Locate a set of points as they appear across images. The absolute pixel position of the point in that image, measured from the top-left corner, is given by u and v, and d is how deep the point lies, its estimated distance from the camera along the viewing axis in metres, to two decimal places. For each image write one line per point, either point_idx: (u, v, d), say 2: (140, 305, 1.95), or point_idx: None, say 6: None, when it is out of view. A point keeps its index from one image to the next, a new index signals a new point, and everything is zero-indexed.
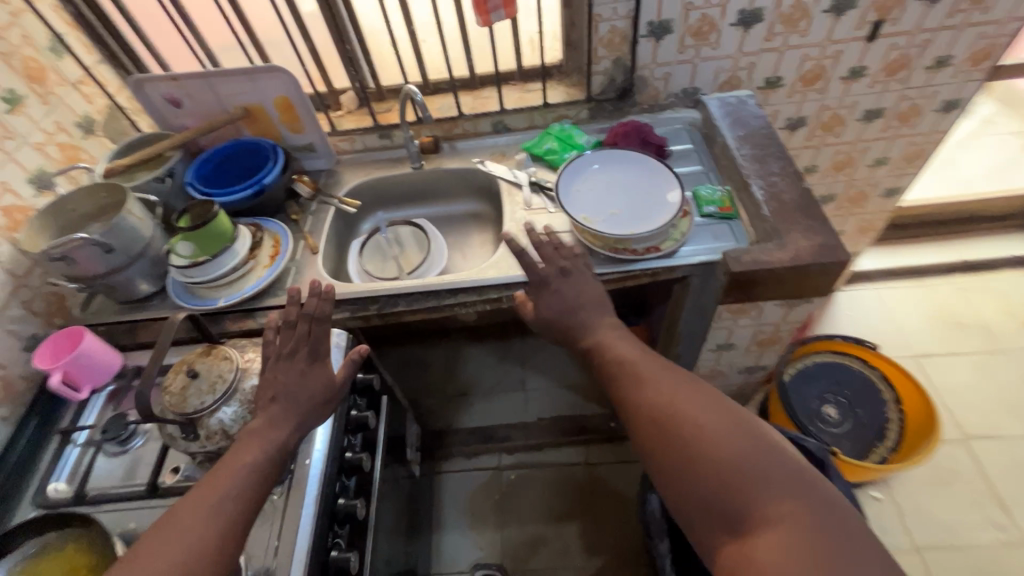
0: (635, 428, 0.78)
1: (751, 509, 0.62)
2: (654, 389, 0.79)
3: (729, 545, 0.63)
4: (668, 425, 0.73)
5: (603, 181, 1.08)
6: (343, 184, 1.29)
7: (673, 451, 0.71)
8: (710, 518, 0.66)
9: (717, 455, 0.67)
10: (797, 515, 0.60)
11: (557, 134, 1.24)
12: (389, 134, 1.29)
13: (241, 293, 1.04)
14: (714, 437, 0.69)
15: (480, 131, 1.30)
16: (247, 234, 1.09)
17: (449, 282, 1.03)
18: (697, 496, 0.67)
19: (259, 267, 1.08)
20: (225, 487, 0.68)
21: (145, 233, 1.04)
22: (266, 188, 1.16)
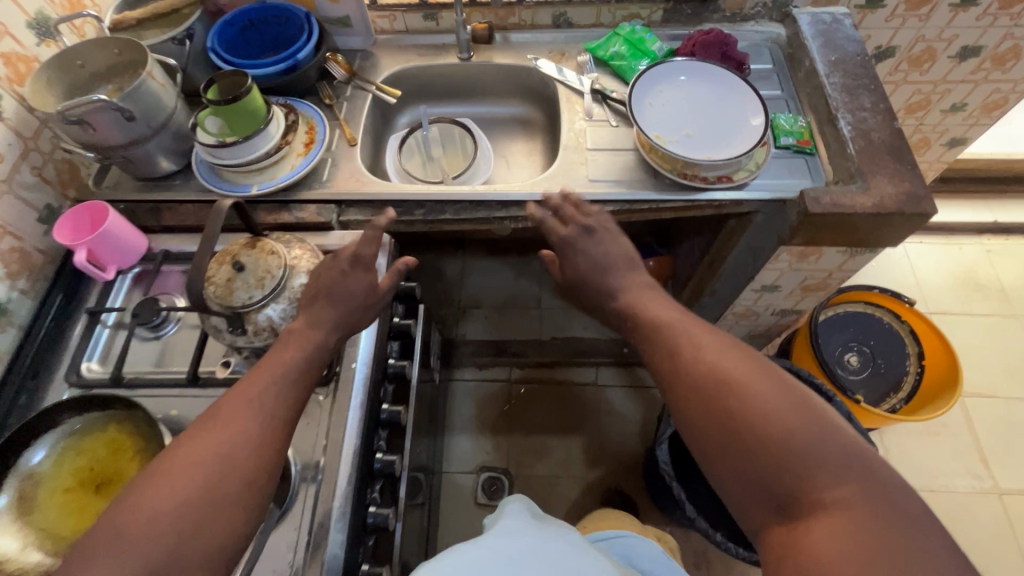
0: (674, 396, 0.70)
1: (810, 491, 0.56)
2: (703, 352, 0.70)
3: (779, 528, 0.58)
4: (714, 395, 0.65)
5: (680, 97, 0.98)
6: (381, 70, 1.16)
7: (723, 425, 0.63)
8: (760, 499, 0.60)
9: (771, 431, 0.60)
10: (858, 499, 0.54)
11: (626, 37, 1.11)
12: (437, 14, 1.15)
13: (275, 183, 0.95)
14: (771, 412, 0.61)
15: (539, 23, 1.16)
16: (280, 117, 0.99)
17: (501, 194, 0.96)
18: (746, 475, 0.60)
19: (295, 155, 1.00)
20: (255, 401, 0.65)
21: (167, 101, 0.93)
22: (300, 65, 1.04)
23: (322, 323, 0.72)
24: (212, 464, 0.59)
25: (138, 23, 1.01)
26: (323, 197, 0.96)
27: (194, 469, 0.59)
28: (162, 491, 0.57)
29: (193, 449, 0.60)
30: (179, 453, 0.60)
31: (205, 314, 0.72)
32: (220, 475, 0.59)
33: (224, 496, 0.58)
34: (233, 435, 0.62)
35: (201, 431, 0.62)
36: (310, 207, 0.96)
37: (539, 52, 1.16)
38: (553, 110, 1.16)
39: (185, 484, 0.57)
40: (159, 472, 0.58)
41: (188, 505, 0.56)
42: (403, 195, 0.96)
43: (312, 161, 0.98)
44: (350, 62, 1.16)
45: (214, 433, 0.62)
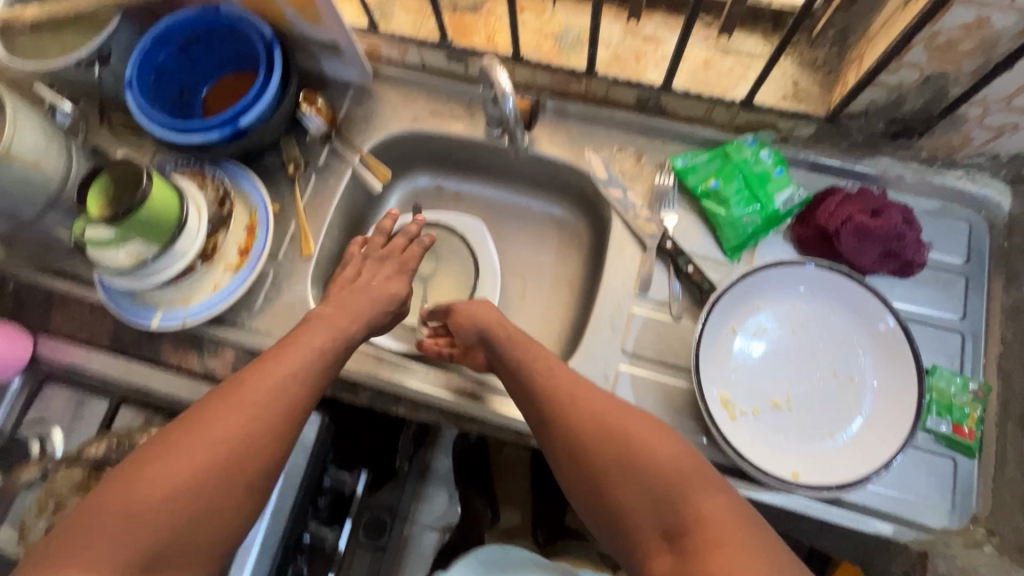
0: (542, 429, 0.58)
1: (691, 506, 0.49)
2: (562, 374, 0.60)
3: (665, 556, 0.48)
4: (585, 421, 0.56)
5: (781, 327, 0.61)
6: (377, 127, 0.81)
7: (599, 455, 0.53)
8: (641, 520, 0.50)
9: (650, 462, 0.52)
10: (733, 517, 0.48)
11: (740, 165, 0.71)
12: (466, 58, 0.76)
13: (184, 318, 0.70)
14: (650, 447, 0.53)
15: (616, 99, 0.76)
16: (203, 210, 0.70)
17: (478, 407, 0.68)
18: (632, 503, 0.51)
19: (224, 268, 0.72)
20: (310, 341, 0.60)
21: (48, 182, 0.67)
22: (248, 130, 0.71)
23: (349, 320, 0.64)
24: (272, 397, 0.54)
25: (36, 26, 0.70)
26: (248, 344, 0.71)
27: (249, 404, 0.53)
28: (221, 426, 0.51)
29: (263, 371, 0.56)
30: (259, 367, 0.56)
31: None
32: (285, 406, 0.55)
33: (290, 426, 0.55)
34: (260, 401, 0.53)
35: (252, 369, 0.56)
36: (226, 354, 0.71)
37: (604, 146, 0.77)
38: (603, 235, 0.79)
39: (242, 420, 0.52)
40: (228, 398, 0.53)
41: (246, 428, 0.52)
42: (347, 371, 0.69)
43: (238, 288, 0.71)
44: (336, 106, 0.82)
45: (260, 379, 0.55)
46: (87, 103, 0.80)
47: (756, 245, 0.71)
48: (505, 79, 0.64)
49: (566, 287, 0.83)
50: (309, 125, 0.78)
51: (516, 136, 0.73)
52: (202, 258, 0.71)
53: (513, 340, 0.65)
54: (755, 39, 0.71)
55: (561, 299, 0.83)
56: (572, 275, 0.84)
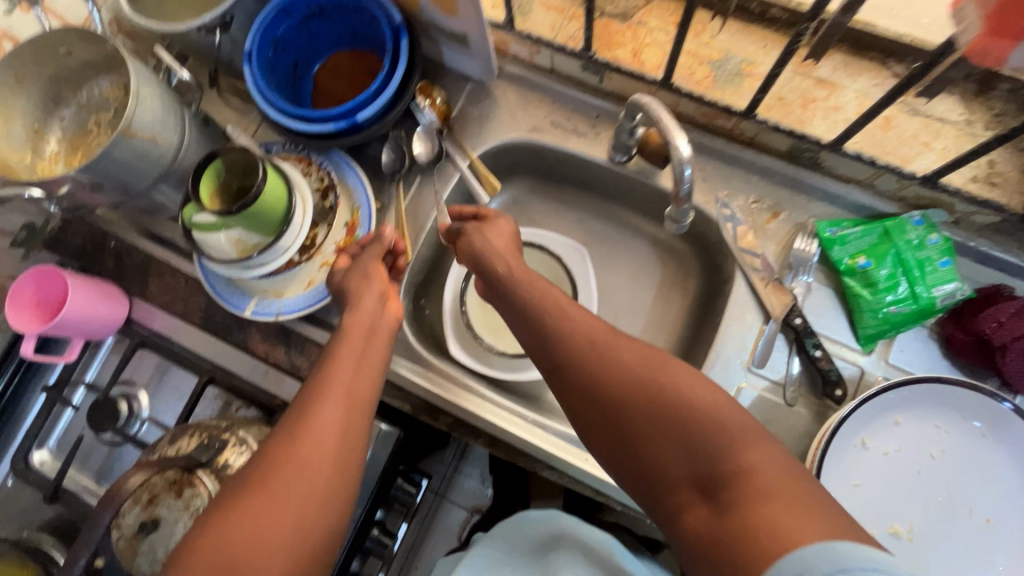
0: (558, 378, 0.52)
1: (726, 456, 0.42)
2: (586, 318, 0.53)
3: (697, 512, 0.42)
4: (602, 367, 0.49)
5: (916, 447, 0.55)
6: (491, 132, 0.75)
7: (621, 406, 0.47)
8: (674, 471, 0.44)
9: (679, 406, 0.45)
10: (784, 467, 0.41)
11: (900, 246, 0.62)
12: (604, 72, 0.68)
13: (277, 312, 0.69)
14: (666, 381, 0.46)
15: (765, 143, 0.67)
16: (308, 204, 0.68)
17: (560, 456, 0.65)
18: (659, 457, 0.45)
19: (321, 265, 0.70)
20: (340, 391, 0.50)
21: (162, 157, 0.65)
22: (363, 124, 0.66)
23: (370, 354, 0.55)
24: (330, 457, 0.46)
25: None
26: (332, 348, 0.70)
27: (303, 482, 0.45)
28: (274, 503, 0.43)
29: (304, 441, 0.46)
30: (293, 441, 0.47)
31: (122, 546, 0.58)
32: (340, 465, 0.47)
33: (347, 481, 0.47)
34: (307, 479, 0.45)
35: (296, 440, 0.46)
36: (313, 353, 0.70)
37: (740, 193, 0.69)
38: (717, 287, 0.73)
39: (297, 505, 0.44)
40: (273, 482, 0.44)
41: (292, 538, 0.43)
42: (433, 394, 0.68)
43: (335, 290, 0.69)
44: (451, 102, 0.76)
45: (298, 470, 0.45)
46: (201, 63, 0.77)
47: (895, 337, 0.63)
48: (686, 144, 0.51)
49: (662, 332, 0.78)
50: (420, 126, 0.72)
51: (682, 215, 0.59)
52: (301, 253, 0.68)
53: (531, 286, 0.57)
54: (951, 103, 0.60)
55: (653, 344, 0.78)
56: (670, 319, 0.78)
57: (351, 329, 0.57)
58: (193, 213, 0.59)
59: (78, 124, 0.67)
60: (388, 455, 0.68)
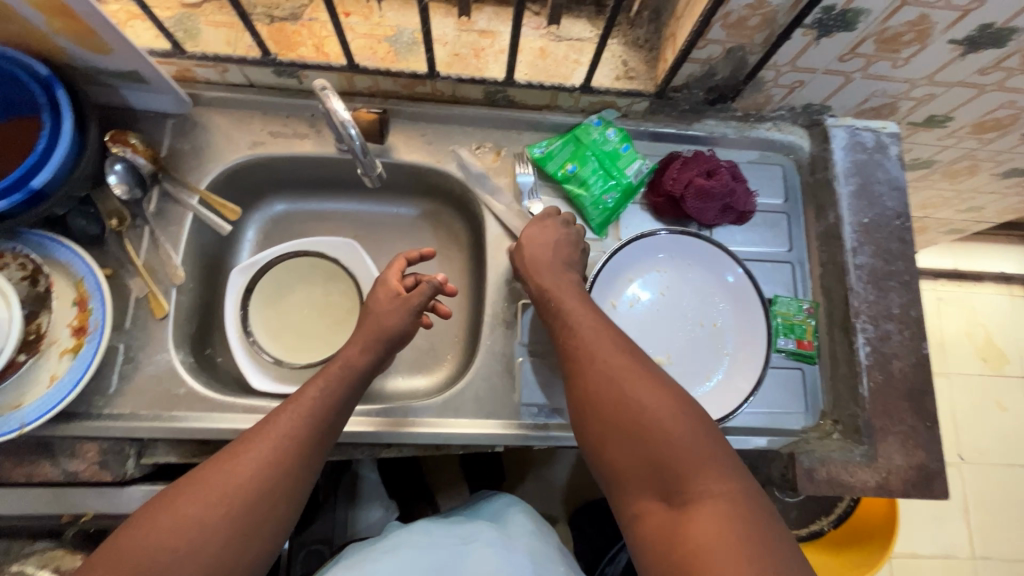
0: (568, 385, 0.56)
1: (691, 481, 0.46)
2: (598, 330, 0.57)
3: (656, 515, 0.47)
4: (602, 379, 0.53)
5: (648, 292, 0.68)
6: (213, 160, 0.73)
7: (603, 410, 0.51)
8: (638, 483, 0.48)
9: (650, 424, 0.49)
10: (733, 500, 0.44)
11: (591, 145, 0.75)
12: (297, 72, 0.71)
13: (19, 425, 0.58)
14: (642, 397, 0.50)
15: (464, 96, 0.75)
16: (12, 297, 0.58)
17: (388, 433, 0.67)
18: (621, 455, 0.50)
19: (60, 354, 0.62)
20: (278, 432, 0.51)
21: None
22: (46, 191, 0.60)
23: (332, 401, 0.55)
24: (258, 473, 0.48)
25: None
26: (108, 434, 0.63)
27: (209, 499, 0.46)
28: (196, 502, 0.46)
29: (199, 491, 0.46)
30: (186, 492, 0.46)
31: None
32: (257, 501, 0.47)
33: (278, 508, 0.48)
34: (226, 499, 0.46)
35: (220, 470, 0.48)
36: (90, 451, 0.63)
37: (462, 144, 0.77)
38: (479, 232, 0.80)
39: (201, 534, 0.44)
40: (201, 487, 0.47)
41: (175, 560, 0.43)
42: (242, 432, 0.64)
43: (87, 368, 0.61)
44: (156, 143, 0.72)
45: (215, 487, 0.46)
46: None
47: (619, 218, 0.76)
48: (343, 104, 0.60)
49: (456, 289, 0.83)
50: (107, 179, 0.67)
51: (368, 170, 0.68)
52: (25, 349, 0.60)
53: (552, 301, 0.62)
54: (581, 23, 0.74)
55: (451, 303, 0.83)
56: (459, 276, 0.84)
57: (301, 395, 0.55)
58: None
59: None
60: None
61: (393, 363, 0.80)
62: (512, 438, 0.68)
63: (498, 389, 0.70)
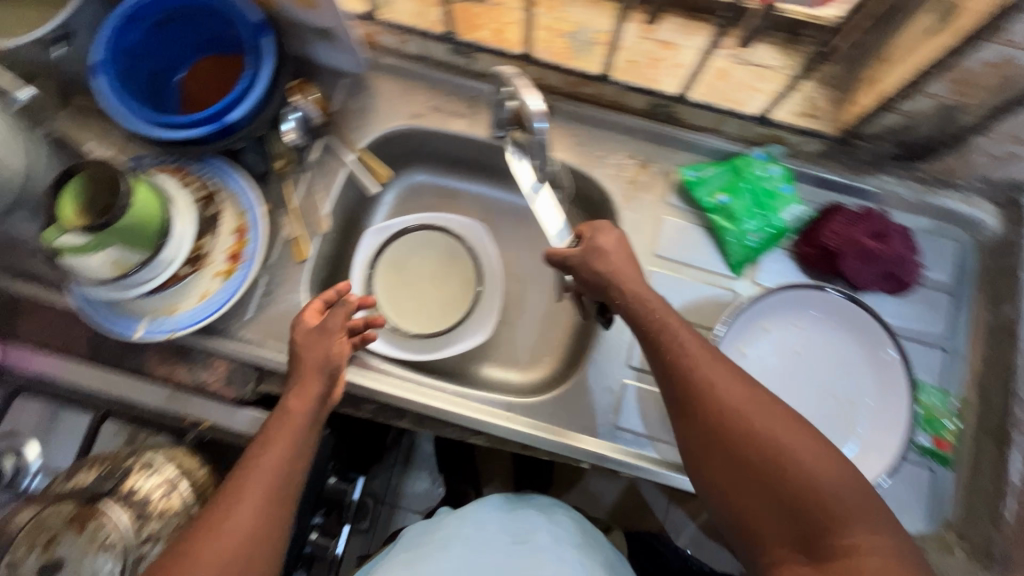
0: (678, 422, 0.54)
1: (837, 533, 0.47)
2: (711, 366, 0.54)
3: (795, 562, 0.48)
4: (730, 428, 0.51)
5: (783, 348, 0.63)
6: (374, 123, 0.76)
7: (732, 450, 0.51)
8: (771, 531, 0.49)
9: (787, 473, 0.48)
10: (885, 549, 0.46)
11: (749, 179, 0.71)
12: (470, 53, 0.72)
13: (171, 330, 0.66)
14: (780, 445, 0.49)
15: (626, 104, 0.73)
16: (188, 214, 0.65)
17: (481, 423, 0.67)
18: (753, 496, 0.49)
19: (212, 275, 0.68)
20: (256, 486, 0.52)
21: (11, 179, 0.61)
22: (234, 127, 0.65)
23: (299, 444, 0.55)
24: (227, 554, 0.49)
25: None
26: (238, 356, 0.68)
27: (198, 570, 0.47)
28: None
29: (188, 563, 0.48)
30: (174, 565, 0.48)
31: None
32: (245, 557, 0.49)
33: (261, 569, 0.50)
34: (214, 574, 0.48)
35: (203, 537, 0.49)
36: (219, 367, 0.68)
37: (612, 152, 0.75)
38: None
39: None
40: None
41: None
42: (351, 383, 0.67)
43: (233, 295, 0.67)
44: (329, 98, 0.76)
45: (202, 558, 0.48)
46: None
47: (759, 260, 0.72)
48: (537, 99, 0.57)
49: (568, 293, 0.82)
50: (283, 126, 0.70)
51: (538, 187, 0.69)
52: (188, 264, 0.66)
53: (651, 323, 0.57)
54: (769, 49, 0.69)
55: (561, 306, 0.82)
56: None
57: (268, 437, 0.54)
58: (56, 236, 0.55)
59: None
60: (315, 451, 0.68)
61: (492, 351, 0.80)
62: (602, 459, 0.67)
63: (595, 404, 0.69)
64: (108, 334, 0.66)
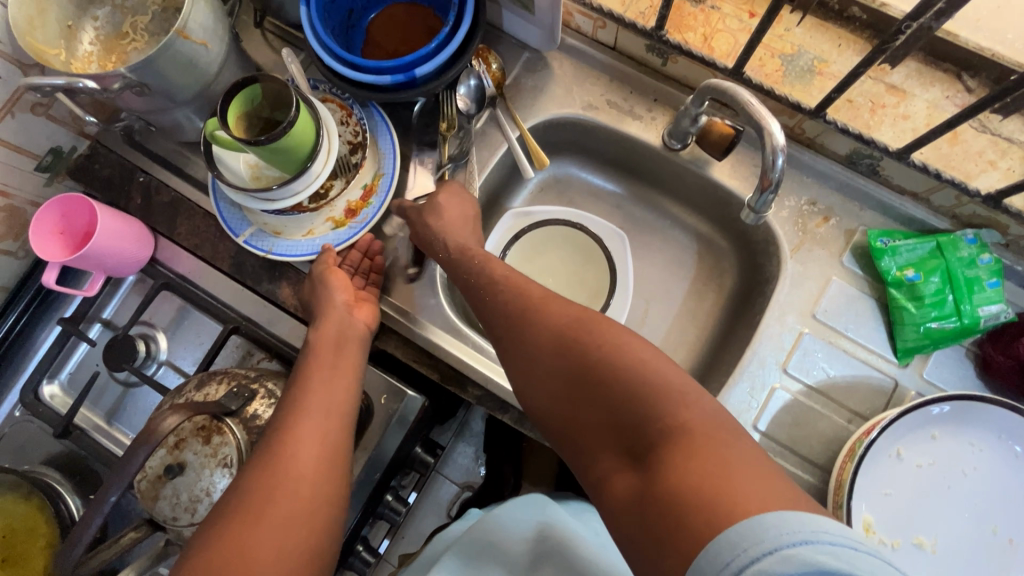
0: (520, 380, 0.51)
1: (658, 419, 0.40)
2: (532, 286, 0.55)
3: (626, 475, 0.40)
4: (541, 338, 0.49)
5: (950, 461, 0.56)
6: (544, 105, 0.73)
7: (553, 364, 0.48)
8: (607, 453, 0.43)
9: (608, 370, 0.44)
10: (715, 425, 0.39)
11: (951, 262, 0.62)
12: (669, 55, 0.66)
13: (269, 249, 0.68)
14: (598, 350, 0.45)
15: (825, 146, 0.66)
16: (331, 161, 0.64)
17: None
18: (605, 428, 0.43)
19: (326, 218, 0.68)
20: (315, 396, 0.54)
21: (207, 66, 0.62)
22: (416, 82, 0.64)
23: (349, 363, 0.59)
24: (316, 461, 0.50)
25: None
26: None
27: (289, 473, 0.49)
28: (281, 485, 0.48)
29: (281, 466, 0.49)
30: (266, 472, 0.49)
31: (154, 508, 0.53)
32: (326, 453, 0.51)
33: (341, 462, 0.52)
34: (303, 471, 0.49)
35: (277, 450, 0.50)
36: None
37: (793, 193, 0.68)
38: (755, 286, 0.72)
39: (291, 498, 0.48)
40: (270, 495, 0.47)
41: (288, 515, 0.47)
42: (464, 363, 0.66)
43: (334, 247, 0.68)
44: (506, 69, 0.73)
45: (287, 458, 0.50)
46: (250, 2, 0.74)
47: (933, 354, 0.63)
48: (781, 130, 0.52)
49: (694, 327, 0.77)
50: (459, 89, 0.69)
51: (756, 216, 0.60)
52: (312, 201, 0.66)
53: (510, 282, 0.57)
54: (1019, 124, 0.61)
55: (683, 337, 0.77)
56: (700, 314, 0.77)
57: (310, 364, 0.57)
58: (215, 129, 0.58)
59: (110, 26, 0.64)
60: (415, 423, 0.67)
61: None
62: None
63: None
64: (221, 220, 0.69)
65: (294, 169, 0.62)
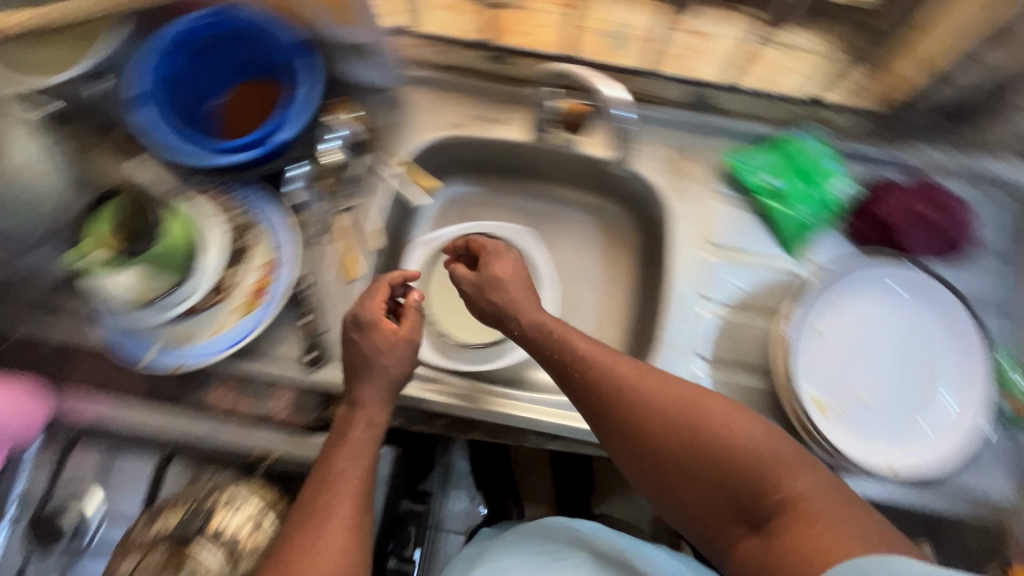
0: (615, 448, 0.53)
1: (772, 493, 0.45)
2: (612, 355, 0.55)
3: (749, 543, 0.45)
4: (638, 409, 0.51)
5: (859, 319, 0.65)
6: (415, 135, 0.76)
7: (655, 440, 0.50)
8: (720, 517, 0.47)
9: (712, 444, 0.47)
10: (827, 496, 0.44)
11: (795, 158, 0.71)
12: (509, 59, 0.74)
13: (182, 360, 0.62)
14: (698, 425, 0.48)
15: (664, 96, 0.75)
16: (220, 253, 0.64)
17: (562, 429, 0.66)
18: (718, 498, 0.47)
19: (233, 307, 0.64)
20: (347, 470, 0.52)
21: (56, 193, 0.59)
22: (276, 147, 0.66)
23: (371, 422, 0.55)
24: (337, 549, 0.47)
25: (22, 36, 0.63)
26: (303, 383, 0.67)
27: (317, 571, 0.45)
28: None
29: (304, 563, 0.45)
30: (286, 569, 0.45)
31: None
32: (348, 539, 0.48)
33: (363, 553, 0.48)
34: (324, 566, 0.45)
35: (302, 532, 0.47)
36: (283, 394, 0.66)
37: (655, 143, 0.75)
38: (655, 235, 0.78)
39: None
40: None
41: None
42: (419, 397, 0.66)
43: (252, 333, 0.64)
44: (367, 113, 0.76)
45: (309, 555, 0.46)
46: None
47: (813, 241, 0.72)
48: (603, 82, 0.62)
49: (619, 292, 0.81)
50: (323, 146, 0.69)
51: None
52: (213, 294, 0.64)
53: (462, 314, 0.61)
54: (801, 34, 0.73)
55: (612, 304, 0.81)
56: (620, 279, 0.82)
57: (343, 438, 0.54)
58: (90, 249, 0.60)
59: None
60: (393, 473, 0.65)
61: None
62: None
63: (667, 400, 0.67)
64: (116, 351, 0.63)
65: (180, 272, 0.61)
